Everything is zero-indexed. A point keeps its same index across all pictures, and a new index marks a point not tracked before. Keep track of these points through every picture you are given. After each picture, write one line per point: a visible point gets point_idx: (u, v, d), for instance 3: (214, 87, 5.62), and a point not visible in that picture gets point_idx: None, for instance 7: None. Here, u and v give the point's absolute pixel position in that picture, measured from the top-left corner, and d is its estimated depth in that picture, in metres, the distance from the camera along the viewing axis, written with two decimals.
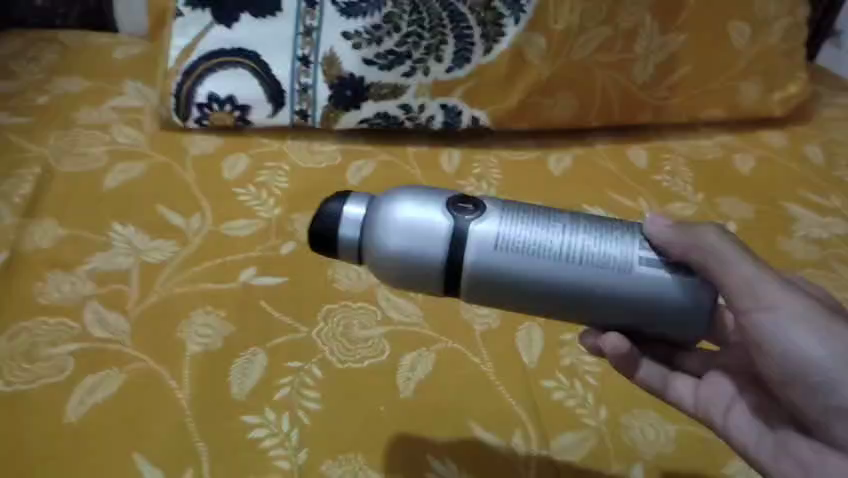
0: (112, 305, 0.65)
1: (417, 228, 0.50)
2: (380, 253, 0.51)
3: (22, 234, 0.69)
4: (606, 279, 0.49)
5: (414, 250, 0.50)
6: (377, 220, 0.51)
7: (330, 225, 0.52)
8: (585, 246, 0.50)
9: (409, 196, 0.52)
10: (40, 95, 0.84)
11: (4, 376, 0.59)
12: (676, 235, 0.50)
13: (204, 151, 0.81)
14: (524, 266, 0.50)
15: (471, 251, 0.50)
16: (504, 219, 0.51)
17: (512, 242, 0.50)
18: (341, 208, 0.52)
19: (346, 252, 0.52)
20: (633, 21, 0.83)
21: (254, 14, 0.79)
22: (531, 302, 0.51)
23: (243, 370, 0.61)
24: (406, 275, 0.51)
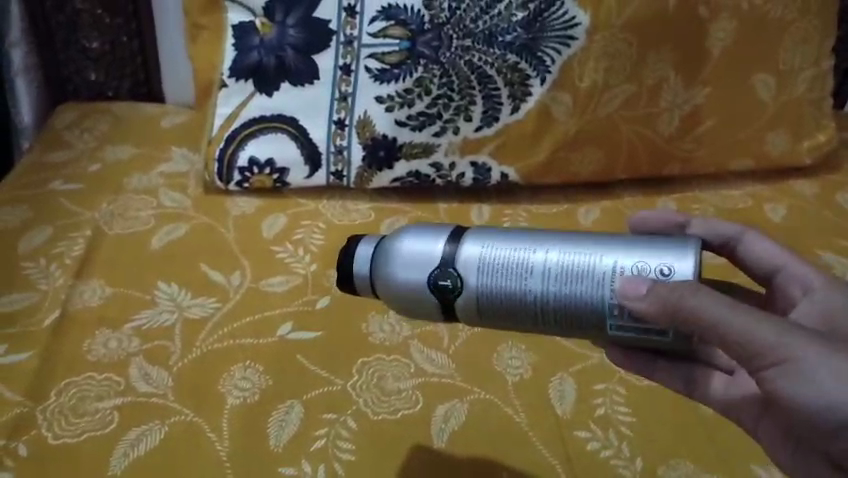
0: (156, 360, 0.67)
1: (414, 260, 0.57)
2: (388, 285, 0.57)
3: (73, 294, 0.73)
4: (585, 298, 0.53)
5: (412, 278, 0.57)
6: (380, 255, 0.58)
7: (346, 265, 0.59)
8: (563, 271, 0.54)
9: (409, 230, 0.58)
10: (93, 163, 0.90)
11: (53, 430, 0.61)
12: (653, 300, 0.49)
13: (244, 212, 0.84)
14: (510, 292, 0.55)
15: (460, 278, 0.56)
16: (489, 249, 0.56)
17: (496, 271, 0.55)
18: (355, 248, 0.59)
19: (362, 286, 0.59)
20: (657, 77, 0.86)
21: (293, 82, 0.83)
22: (523, 324, 0.56)
23: (280, 422, 0.63)
24: (412, 303, 0.57)
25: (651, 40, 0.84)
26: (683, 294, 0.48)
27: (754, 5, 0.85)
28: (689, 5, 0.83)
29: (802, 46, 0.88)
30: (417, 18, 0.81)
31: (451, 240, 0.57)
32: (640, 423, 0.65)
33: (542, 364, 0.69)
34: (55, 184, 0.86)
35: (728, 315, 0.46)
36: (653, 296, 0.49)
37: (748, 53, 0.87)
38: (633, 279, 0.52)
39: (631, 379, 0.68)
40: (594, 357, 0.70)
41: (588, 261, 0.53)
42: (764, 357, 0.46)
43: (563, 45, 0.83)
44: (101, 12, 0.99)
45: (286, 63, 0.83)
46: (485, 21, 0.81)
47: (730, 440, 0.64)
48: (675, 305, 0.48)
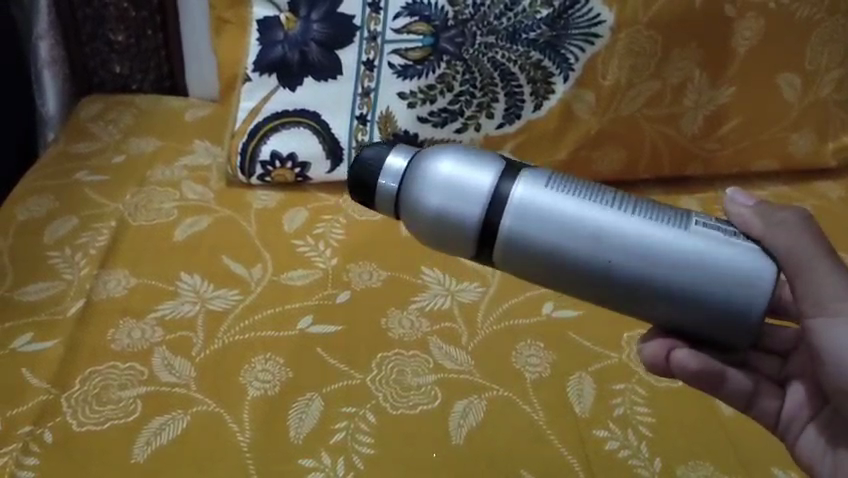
0: (179, 350, 0.68)
1: (457, 189, 0.51)
2: (418, 208, 0.52)
3: (97, 284, 0.74)
4: (650, 266, 0.50)
5: (450, 210, 0.51)
6: (418, 175, 0.53)
7: (371, 177, 0.54)
8: (633, 233, 0.50)
9: (459, 155, 0.53)
10: (117, 155, 0.91)
11: (77, 418, 0.62)
12: (757, 213, 0.53)
13: (266, 205, 0.85)
14: (567, 246, 0.51)
15: (513, 219, 0.51)
16: (552, 197, 0.51)
17: (556, 224, 0.51)
18: (385, 158, 0.54)
19: (383, 203, 0.54)
20: (681, 75, 0.85)
21: (317, 77, 0.83)
22: (564, 281, 0.52)
23: (300, 415, 0.63)
24: (440, 234, 0.52)
25: (676, 39, 0.83)
26: (788, 221, 0.51)
27: (782, 4, 0.84)
28: (715, 3, 0.82)
29: (831, 46, 0.87)
30: (441, 14, 0.81)
31: (509, 178, 0.52)
32: (660, 424, 0.65)
33: (561, 362, 0.69)
34: (80, 175, 0.87)
35: (811, 255, 0.50)
36: (757, 216, 0.52)
37: (776, 52, 0.86)
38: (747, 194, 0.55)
39: (651, 380, 0.68)
40: (612, 357, 0.70)
41: (665, 230, 0.50)
42: (818, 307, 0.49)
43: (586, 43, 0.83)
44: (127, 5, 0.99)
45: (309, 58, 0.83)
46: (509, 18, 0.81)
47: (751, 444, 0.64)
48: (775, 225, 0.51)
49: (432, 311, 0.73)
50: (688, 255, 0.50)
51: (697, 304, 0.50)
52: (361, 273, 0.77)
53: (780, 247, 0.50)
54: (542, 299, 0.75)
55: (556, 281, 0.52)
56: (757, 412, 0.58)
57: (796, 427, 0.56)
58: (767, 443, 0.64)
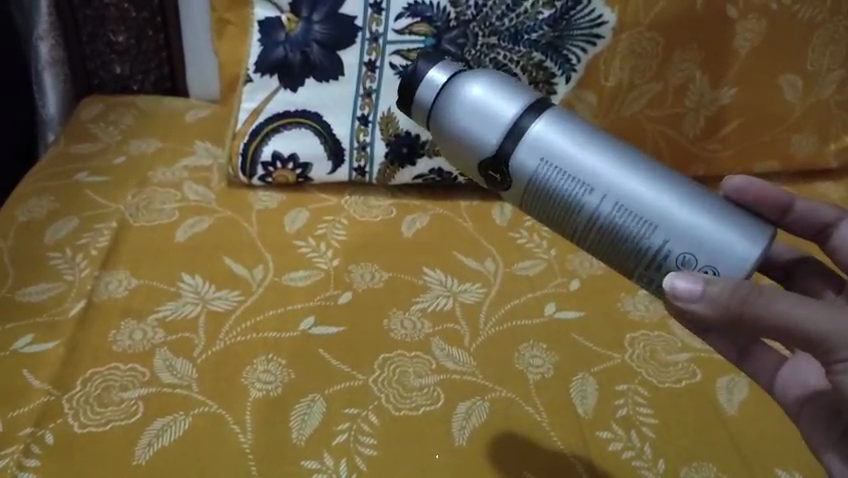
0: (180, 351, 0.68)
1: (484, 109, 0.55)
2: (446, 118, 0.56)
3: (98, 285, 0.74)
4: (635, 223, 0.52)
5: (465, 136, 0.55)
6: (447, 97, 0.56)
7: (411, 86, 0.57)
8: (635, 180, 0.53)
9: (492, 88, 0.55)
10: (118, 156, 0.91)
11: (78, 419, 0.62)
12: (715, 307, 0.45)
13: (267, 206, 0.85)
14: (568, 187, 0.53)
15: (524, 154, 0.54)
16: (564, 140, 0.54)
17: (561, 165, 0.54)
18: (427, 68, 0.57)
19: (417, 109, 0.57)
20: (683, 76, 0.85)
21: (318, 78, 0.83)
22: (560, 219, 0.55)
23: (302, 416, 0.63)
24: (458, 147, 0.56)
25: (678, 40, 0.83)
26: (750, 299, 0.44)
27: (784, 5, 0.83)
28: (717, 4, 0.82)
29: (832, 47, 0.87)
30: (443, 15, 0.80)
31: (531, 117, 0.55)
32: (663, 425, 0.65)
33: (563, 364, 0.69)
34: (80, 176, 0.87)
35: (801, 317, 0.43)
36: (714, 300, 0.45)
37: (778, 53, 0.86)
38: (687, 277, 0.46)
39: (653, 381, 0.68)
40: (615, 358, 0.70)
41: (666, 192, 0.53)
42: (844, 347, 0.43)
43: (589, 44, 0.82)
44: (128, 6, 0.99)
45: (311, 59, 0.82)
46: (511, 19, 0.81)
47: (754, 444, 0.64)
48: (746, 314, 0.44)
49: (434, 312, 0.73)
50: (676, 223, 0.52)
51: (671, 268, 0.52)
52: (363, 274, 0.77)
53: (767, 324, 0.43)
54: (544, 301, 0.75)
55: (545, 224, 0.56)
56: (749, 368, 0.58)
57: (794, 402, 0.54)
58: (771, 443, 0.64)
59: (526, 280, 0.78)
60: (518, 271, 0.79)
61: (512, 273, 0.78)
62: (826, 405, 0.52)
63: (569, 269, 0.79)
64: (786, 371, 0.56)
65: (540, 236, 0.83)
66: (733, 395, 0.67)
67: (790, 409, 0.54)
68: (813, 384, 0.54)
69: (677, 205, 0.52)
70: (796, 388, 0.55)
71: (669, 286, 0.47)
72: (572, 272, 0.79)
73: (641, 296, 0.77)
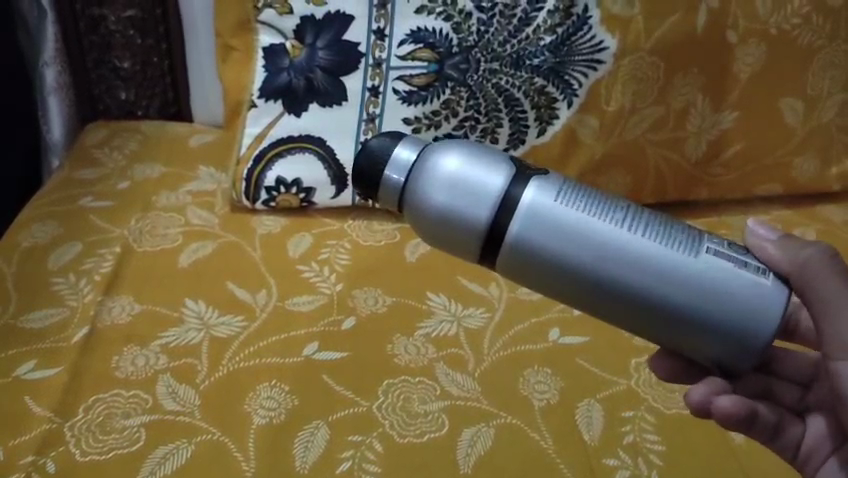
0: (184, 378, 0.67)
1: (466, 184, 0.50)
2: (425, 203, 0.51)
3: (101, 310, 0.73)
4: (674, 245, 0.49)
5: (456, 204, 0.50)
6: (425, 167, 0.51)
7: (377, 167, 0.53)
8: (640, 246, 0.49)
9: (473, 150, 0.52)
10: (122, 181, 0.91)
11: (80, 447, 0.61)
12: (780, 250, 0.51)
13: (271, 230, 0.85)
14: (574, 260, 0.49)
15: (520, 226, 0.50)
16: (561, 205, 0.50)
17: (563, 235, 0.49)
18: (394, 152, 0.52)
19: (388, 195, 0.53)
20: (684, 101, 0.85)
21: (322, 103, 0.84)
22: (567, 292, 0.51)
23: (306, 443, 0.63)
24: (444, 231, 0.51)
25: (679, 65, 0.84)
26: (813, 260, 0.49)
27: (784, 30, 0.84)
28: (717, 29, 0.83)
29: (832, 71, 0.87)
30: (445, 41, 0.81)
31: (520, 182, 0.51)
32: (671, 452, 0.64)
33: (569, 390, 0.68)
34: (85, 201, 0.88)
35: (832, 297, 0.48)
36: (782, 247, 0.51)
37: (778, 78, 0.86)
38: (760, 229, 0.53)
39: (660, 407, 0.67)
40: (620, 383, 0.69)
41: (674, 252, 0.49)
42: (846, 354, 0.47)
43: (590, 69, 0.83)
44: (134, 32, 1.00)
45: (315, 85, 0.83)
46: (513, 44, 0.82)
47: (763, 470, 0.63)
48: (796, 266, 0.50)
49: (438, 337, 0.73)
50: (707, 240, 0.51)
51: (717, 293, 0.48)
52: (367, 298, 0.77)
53: (805, 281, 0.49)
54: (548, 325, 0.75)
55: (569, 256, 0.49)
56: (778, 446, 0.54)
57: (816, 462, 0.54)
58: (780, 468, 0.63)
59: (530, 305, 0.77)
60: (522, 295, 0.78)
61: (517, 298, 0.78)
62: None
63: None
64: (809, 439, 0.54)
65: None
66: None
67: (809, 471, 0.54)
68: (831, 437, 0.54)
69: (689, 266, 0.49)
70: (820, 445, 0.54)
71: (752, 228, 0.53)
72: None
73: None
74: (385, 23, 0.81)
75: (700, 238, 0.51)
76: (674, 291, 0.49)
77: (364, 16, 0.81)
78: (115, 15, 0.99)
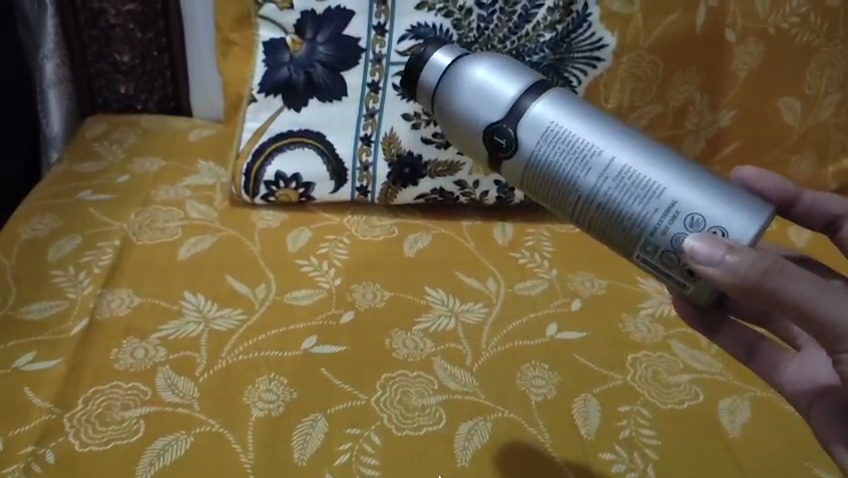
0: (183, 370, 0.68)
1: (486, 90, 0.57)
2: (450, 100, 0.58)
3: (100, 303, 0.74)
4: (665, 167, 0.53)
5: (471, 108, 0.57)
6: (457, 70, 0.58)
7: (416, 71, 0.60)
8: (628, 163, 0.53)
9: (502, 64, 0.58)
10: (122, 175, 0.91)
11: (79, 438, 0.62)
12: (731, 270, 0.45)
13: (270, 225, 0.85)
14: (561, 170, 0.55)
15: (521, 134, 0.56)
16: (564, 119, 0.55)
17: (558, 144, 0.55)
18: (434, 53, 0.59)
19: (422, 90, 0.60)
20: (683, 98, 0.86)
21: (321, 98, 0.84)
22: (553, 201, 0.56)
23: (305, 436, 0.63)
24: (460, 128, 0.58)
25: (677, 63, 0.85)
26: (770, 272, 0.44)
27: (782, 29, 0.84)
28: (715, 26, 0.84)
29: (829, 70, 0.87)
30: (446, 38, 0.81)
31: (534, 94, 0.57)
32: (668, 446, 0.64)
33: (566, 385, 0.69)
34: (84, 194, 0.88)
35: (811, 297, 0.43)
36: (727, 266, 0.46)
37: (776, 77, 0.87)
38: (709, 249, 0.47)
39: (656, 402, 0.68)
40: (617, 379, 0.70)
41: (662, 172, 0.53)
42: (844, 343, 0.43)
43: (589, 66, 0.83)
44: (134, 26, 1.01)
45: (315, 80, 0.83)
46: (513, 41, 0.82)
47: (759, 464, 0.63)
48: (758, 287, 0.44)
49: (436, 332, 0.73)
50: (651, 238, 0.53)
51: (677, 226, 0.52)
52: (366, 293, 0.77)
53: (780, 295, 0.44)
54: (546, 321, 0.75)
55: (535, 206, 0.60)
56: (757, 366, 0.58)
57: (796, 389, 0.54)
58: (776, 463, 0.64)
59: (528, 300, 0.78)
60: (520, 291, 0.79)
61: (514, 293, 0.79)
62: (835, 401, 0.51)
63: (570, 289, 0.80)
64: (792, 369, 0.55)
65: (541, 256, 0.84)
66: (736, 417, 0.67)
67: (799, 405, 0.53)
68: (822, 377, 0.53)
69: (677, 189, 0.52)
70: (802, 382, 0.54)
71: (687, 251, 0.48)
72: (573, 293, 0.79)
73: (643, 317, 0.77)
74: (385, 18, 0.82)
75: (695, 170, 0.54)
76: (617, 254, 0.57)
77: (363, 12, 0.81)
78: (115, 8, 0.99)
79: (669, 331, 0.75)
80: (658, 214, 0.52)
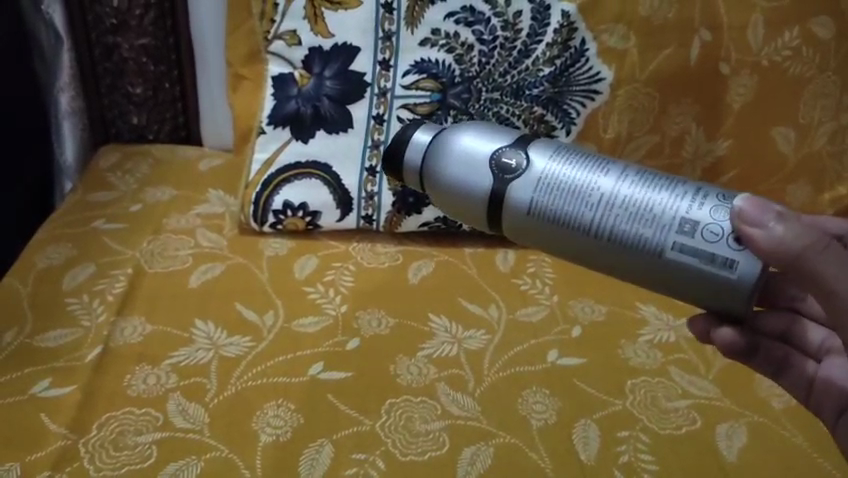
0: (193, 397, 0.69)
1: (471, 155, 0.60)
2: (439, 175, 0.61)
3: (113, 330, 0.76)
4: (658, 189, 0.56)
5: (464, 176, 0.60)
6: (439, 145, 0.61)
7: (400, 148, 0.63)
8: (627, 191, 0.56)
9: (478, 129, 0.61)
10: (134, 204, 0.94)
11: (94, 463, 0.63)
12: (776, 238, 0.47)
13: (278, 252, 0.88)
14: (570, 208, 0.57)
15: (521, 182, 0.58)
16: (555, 161, 0.58)
17: (558, 185, 0.57)
18: (413, 135, 0.62)
19: (409, 172, 0.62)
20: (679, 129, 0.89)
21: (328, 130, 0.87)
22: (571, 244, 0.57)
23: (311, 461, 0.65)
24: (457, 200, 0.61)
25: (672, 95, 0.87)
26: (811, 248, 0.46)
27: (774, 61, 0.87)
28: (710, 59, 0.87)
29: (822, 101, 0.89)
30: (448, 72, 0.85)
31: (518, 146, 0.60)
32: (665, 471, 0.66)
33: (566, 410, 0.71)
34: (98, 223, 0.91)
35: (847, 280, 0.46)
36: (773, 237, 0.47)
37: (769, 108, 0.89)
38: (761, 206, 0.48)
39: (654, 427, 0.69)
40: (616, 404, 0.71)
41: (659, 194, 0.55)
42: None
43: (587, 98, 0.86)
44: (146, 60, 1.04)
45: (321, 112, 0.86)
46: (513, 75, 0.85)
47: None
48: (798, 255, 0.46)
49: (440, 358, 0.75)
50: (685, 219, 0.54)
51: (692, 243, 0.54)
52: (370, 319, 0.79)
53: (820, 271, 0.46)
54: (546, 347, 0.77)
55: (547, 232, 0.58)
56: (787, 382, 0.59)
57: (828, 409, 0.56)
58: None
59: (529, 327, 0.80)
60: (521, 317, 0.81)
61: (515, 319, 0.81)
62: None
63: (570, 315, 0.82)
64: (821, 382, 0.57)
65: (542, 282, 0.86)
66: (732, 442, 0.68)
67: (828, 418, 0.56)
68: None
69: (680, 203, 0.55)
70: (832, 398, 0.56)
71: (737, 209, 0.49)
72: (573, 319, 0.81)
73: (641, 343, 0.78)
74: (390, 54, 0.85)
75: (686, 184, 0.56)
76: (645, 266, 0.55)
77: (368, 48, 0.85)
78: (128, 43, 1.03)
79: (667, 356, 0.77)
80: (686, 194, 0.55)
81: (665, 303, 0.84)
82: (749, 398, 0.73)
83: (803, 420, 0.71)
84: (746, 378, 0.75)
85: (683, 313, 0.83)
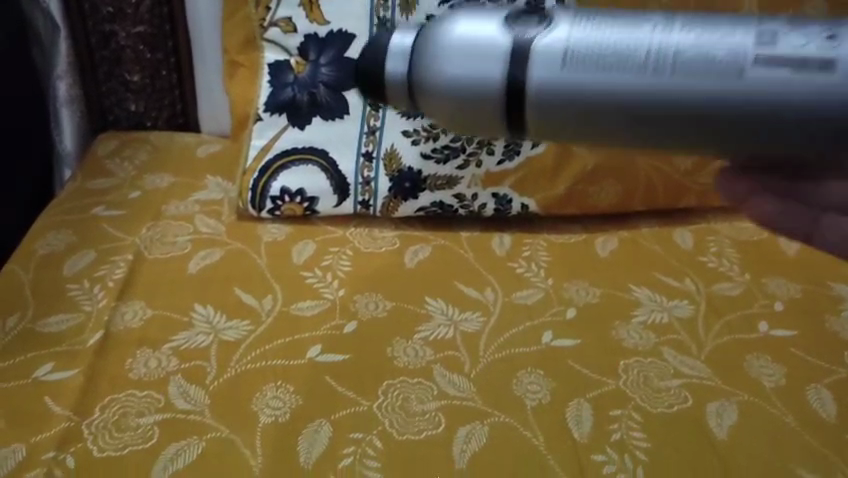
0: (194, 379, 0.71)
1: (474, 41, 0.49)
2: (433, 79, 0.50)
3: (114, 315, 0.77)
4: (716, 32, 0.47)
5: (467, 70, 0.49)
6: (427, 42, 0.51)
7: (376, 61, 0.53)
8: (684, 43, 0.47)
9: (468, 13, 0.51)
10: (134, 191, 0.95)
11: (97, 444, 0.65)
12: None
13: (275, 238, 0.89)
14: (626, 77, 0.47)
15: (552, 52, 0.49)
16: (583, 28, 0.49)
17: (606, 52, 0.48)
18: (388, 42, 0.53)
19: (393, 88, 0.52)
20: None
21: (325, 117, 0.88)
22: (647, 124, 0.48)
23: (310, 440, 0.66)
24: (466, 103, 0.50)
25: None
26: None
27: None
28: None
29: None
30: None
31: (525, 22, 0.50)
32: (656, 449, 0.67)
33: (560, 390, 0.72)
34: (98, 210, 0.92)
35: None
36: None
37: None
38: None
39: (646, 406, 0.71)
40: (609, 383, 0.73)
41: (727, 38, 0.47)
42: None
43: None
44: (143, 48, 1.05)
45: (317, 99, 0.88)
46: None
47: (742, 466, 0.66)
48: None
49: (436, 340, 0.76)
50: (769, 34, 0.46)
51: (778, 82, 0.45)
52: (367, 303, 0.80)
53: None
54: (541, 329, 0.79)
55: (617, 87, 0.47)
56: None
57: None
58: (762, 464, 0.66)
59: (524, 309, 0.81)
60: (516, 301, 0.82)
61: (511, 302, 0.82)
62: None
63: (565, 298, 0.83)
64: None
65: (537, 265, 0.87)
66: (723, 420, 0.70)
67: None
68: None
69: (748, 39, 0.46)
70: None
71: None
72: (568, 301, 0.82)
73: (634, 325, 0.80)
74: None
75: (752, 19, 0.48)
76: (737, 115, 0.46)
77: (364, 35, 0.87)
78: (125, 31, 1.04)
79: (660, 337, 0.78)
80: (757, 23, 0.47)
81: (658, 286, 0.85)
82: (741, 378, 0.74)
83: (793, 399, 0.72)
84: (737, 356, 0.76)
85: (677, 294, 0.84)
